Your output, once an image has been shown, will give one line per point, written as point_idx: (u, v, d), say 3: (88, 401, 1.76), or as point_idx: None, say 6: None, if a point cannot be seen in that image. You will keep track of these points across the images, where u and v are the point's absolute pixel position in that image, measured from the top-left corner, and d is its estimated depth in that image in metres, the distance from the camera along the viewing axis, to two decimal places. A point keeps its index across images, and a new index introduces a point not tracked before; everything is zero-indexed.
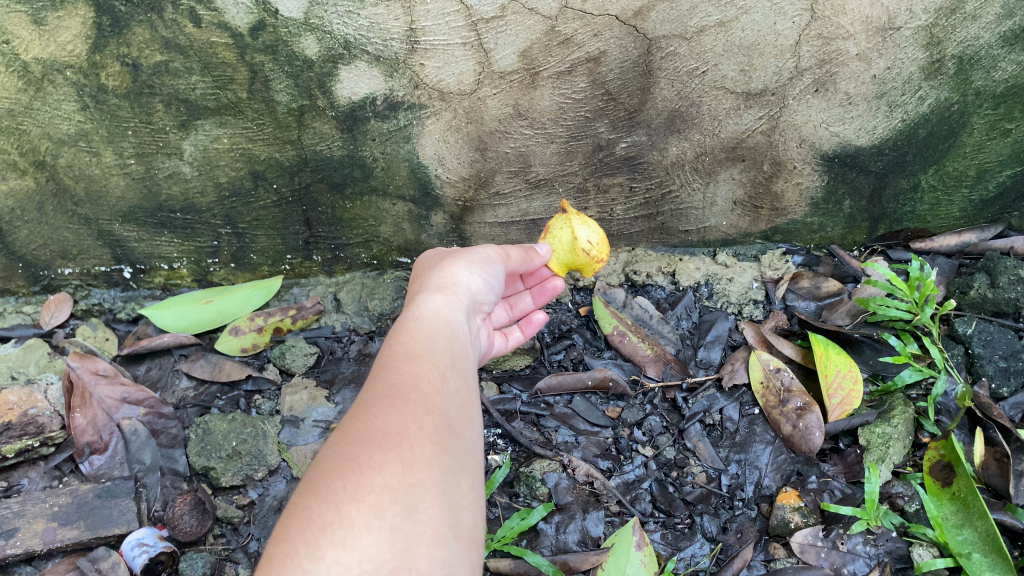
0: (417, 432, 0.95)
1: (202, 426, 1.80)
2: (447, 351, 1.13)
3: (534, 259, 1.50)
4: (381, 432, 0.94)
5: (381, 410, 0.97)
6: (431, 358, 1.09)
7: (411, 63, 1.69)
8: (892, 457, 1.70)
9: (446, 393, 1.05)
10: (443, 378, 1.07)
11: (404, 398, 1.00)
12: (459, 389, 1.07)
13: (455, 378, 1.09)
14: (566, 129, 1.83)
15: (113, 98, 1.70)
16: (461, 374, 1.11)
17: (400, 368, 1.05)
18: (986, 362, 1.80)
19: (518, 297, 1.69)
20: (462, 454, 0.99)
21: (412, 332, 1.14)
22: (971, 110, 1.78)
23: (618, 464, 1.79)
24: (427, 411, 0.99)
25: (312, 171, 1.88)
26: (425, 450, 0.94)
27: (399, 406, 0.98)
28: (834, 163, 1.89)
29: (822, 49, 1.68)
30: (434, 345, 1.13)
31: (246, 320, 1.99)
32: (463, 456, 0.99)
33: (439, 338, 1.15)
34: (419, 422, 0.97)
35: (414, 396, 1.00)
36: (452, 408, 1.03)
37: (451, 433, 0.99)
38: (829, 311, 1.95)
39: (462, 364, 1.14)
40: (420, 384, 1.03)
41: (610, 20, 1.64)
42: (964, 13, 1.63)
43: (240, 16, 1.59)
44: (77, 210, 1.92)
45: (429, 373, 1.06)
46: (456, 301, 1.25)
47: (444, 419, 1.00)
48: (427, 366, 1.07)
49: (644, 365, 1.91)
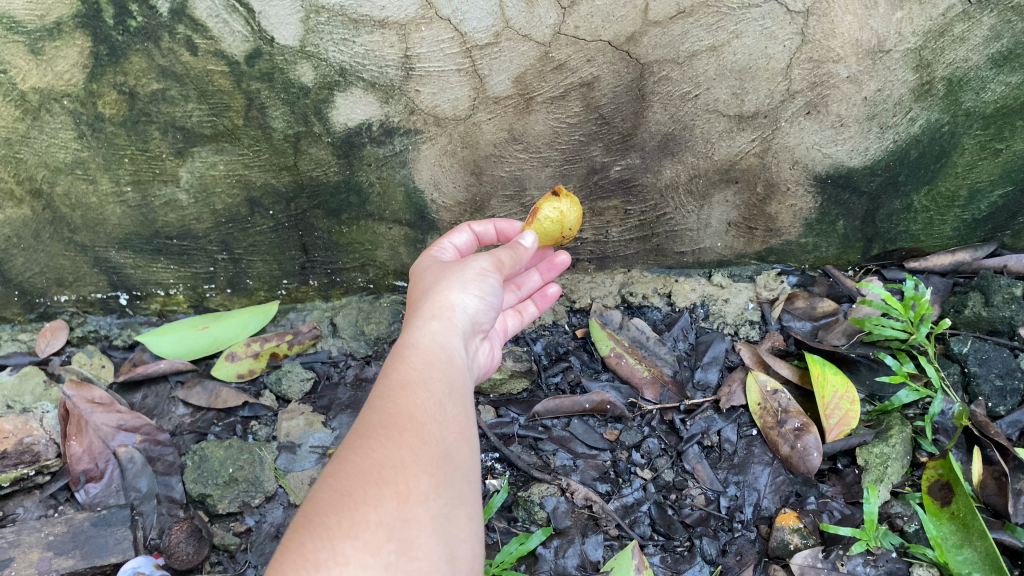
0: (413, 464, 0.96)
1: (200, 452, 1.81)
2: (444, 377, 1.12)
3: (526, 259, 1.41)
4: (377, 465, 0.95)
5: (376, 442, 0.98)
6: (429, 385, 1.09)
7: (407, 89, 1.70)
8: (890, 476, 1.70)
9: (442, 421, 1.05)
10: (440, 405, 1.07)
11: (399, 429, 1.00)
12: (457, 416, 1.08)
13: (452, 404, 1.09)
14: (560, 153, 1.84)
15: (110, 126, 1.71)
16: (459, 400, 1.11)
17: (396, 396, 1.05)
18: (982, 380, 1.81)
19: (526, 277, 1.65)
20: (458, 484, 1.00)
21: (408, 359, 1.13)
22: (961, 131, 1.79)
23: (617, 487, 1.78)
24: (423, 442, 1.00)
25: (309, 197, 1.89)
26: (421, 483, 0.95)
27: (394, 438, 0.99)
28: (827, 184, 1.90)
29: (813, 72, 1.70)
30: (430, 371, 1.12)
31: (242, 346, 2.00)
32: (460, 485, 1.00)
33: (435, 364, 1.14)
34: (415, 453, 0.98)
35: (410, 426, 1.01)
36: (450, 436, 1.04)
37: (448, 462, 1.00)
38: (825, 331, 1.96)
39: (460, 389, 1.14)
40: (416, 413, 1.03)
41: (602, 45, 1.66)
42: (952, 36, 1.65)
43: (236, 44, 1.60)
44: (74, 237, 1.92)
45: (426, 400, 1.06)
46: (450, 332, 1.21)
47: (441, 449, 1.01)
48: (423, 394, 1.07)
49: (642, 387, 1.91)
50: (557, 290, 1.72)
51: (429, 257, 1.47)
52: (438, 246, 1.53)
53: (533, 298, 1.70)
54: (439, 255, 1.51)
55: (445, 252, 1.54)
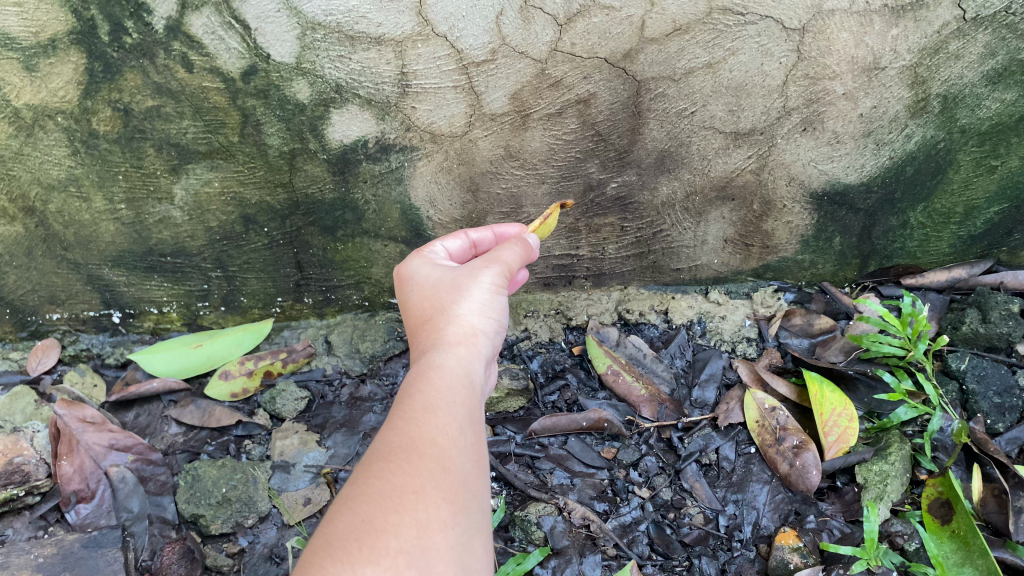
0: (433, 492, 0.96)
1: (192, 472, 1.76)
2: (466, 402, 1.12)
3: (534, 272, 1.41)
4: (398, 491, 0.94)
5: (397, 466, 0.97)
6: (451, 409, 1.08)
7: (403, 106, 1.70)
8: (891, 494, 1.68)
9: (463, 446, 1.05)
10: (461, 430, 1.06)
11: (421, 454, 1.00)
12: (476, 442, 1.07)
13: (472, 430, 1.08)
14: (557, 169, 1.84)
15: (104, 143, 1.70)
16: (477, 425, 1.11)
17: (418, 420, 1.04)
18: (980, 398, 1.80)
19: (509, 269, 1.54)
20: (475, 512, 1.00)
21: (430, 382, 1.11)
22: (957, 148, 1.80)
23: (614, 506, 1.76)
24: (445, 468, 1.00)
25: (303, 214, 1.88)
26: (441, 511, 0.95)
27: (416, 463, 0.98)
28: (823, 201, 1.90)
29: (809, 89, 1.71)
30: (453, 394, 1.11)
31: (236, 364, 1.98)
32: (477, 514, 1.00)
33: (458, 387, 1.12)
34: (437, 480, 0.98)
35: (432, 452, 1.00)
36: (469, 463, 1.03)
37: (468, 490, 1.00)
38: (823, 348, 1.96)
39: (478, 414, 1.13)
40: (439, 438, 1.03)
41: (599, 62, 1.66)
42: (947, 53, 1.65)
43: (232, 61, 1.59)
44: (66, 255, 1.91)
45: (447, 425, 1.06)
46: (474, 358, 1.19)
47: (461, 476, 1.01)
48: (444, 419, 1.06)
49: (639, 405, 1.90)
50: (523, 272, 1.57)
51: (427, 262, 1.41)
52: (433, 249, 1.47)
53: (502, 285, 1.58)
54: (434, 258, 1.45)
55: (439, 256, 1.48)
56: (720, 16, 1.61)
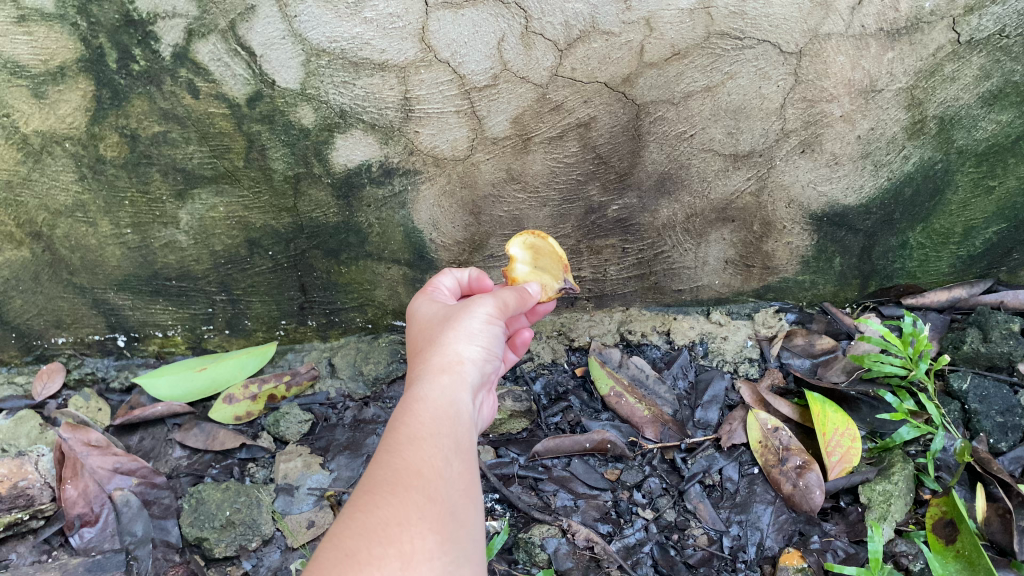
0: (418, 523, 0.97)
1: (196, 495, 1.77)
2: (453, 433, 1.13)
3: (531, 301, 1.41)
4: (381, 525, 0.96)
5: (381, 501, 0.99)
6: (436, 441, 1.10)
7: (406, 131, 1.72)
8: (894, 514, 1.69)
9: (449, 476, 1.06)
10: (447, 461, 1.08)
11: (406, 487, 1.01)
12: (464, 471, 1.08)
13: (459, 459, 1.09)
14: (558, 192, 1.86)
15: (110, 168, 1.72)
16: (466, 455, 1.11)
17: (403, 453, 1.06)
18: (983, 417, 1.81)
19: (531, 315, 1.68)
20: (464, 541, 1.00)
21: (416, 414, 1.13)
22: (954, 168, 1.82)
23: (619, 527, 1.76)
24: (430, 499, 1.01)
25: (308, 238, 1.89)
26: (427, 541, 0.95)
27: (399, 496, 0.99)
28: (822, 222, 1.92)
29: (807, 112, 1.73)
30: (438, 425, 1.12)
31: (240, 388, 1.99)
32: (466, 543, 1.00)
33: (444, 418, 1.14)
34: (421, 511, 0.99)
35: (416, 484, 1.02)
36: (455, 494, 1.04)
37: (454, 520, 1.01)
38: (825, 368, 1.96)
39: (467, 445, 1.14)
40: (423, 469, 1.04)
41: (599, 87, 1.69)
42: (942, 75, 1.68)
43: (238, 87, 1.62)
44: (73, 279, 1.92)
45: (433, 456, 1.07)
46: (460, 387, 1.20)
47: (446, 507, 1.02)
48: (429, 450, 1.07)
49: (642, 426, 1.90)
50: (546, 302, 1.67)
51: (432, 301, 1.45)
52: (434, 287, 1.52)
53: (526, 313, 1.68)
54: (436, 296, 1.50)
55: (441, 292, 1.52)
56: (719, 40, 1.63)
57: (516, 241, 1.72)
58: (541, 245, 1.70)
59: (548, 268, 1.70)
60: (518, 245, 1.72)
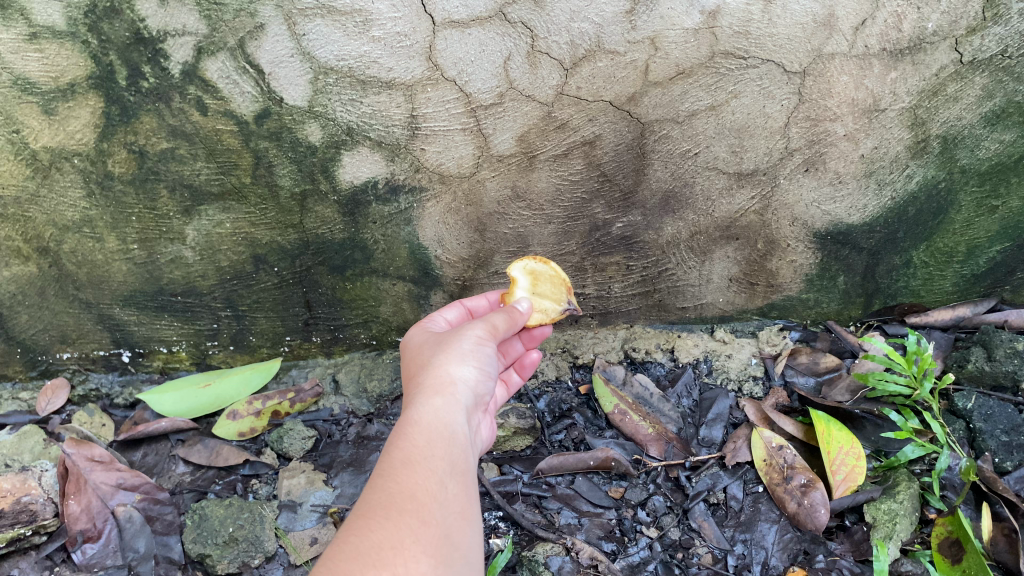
0: (412, 547, 0.97)
1: (200, 511, 1.77)
2: (446, 456, 1.13)
3: (522, 321, 1.41)
4: (376, 547, 0.96)
5: (375, 523, 0.99)
6: (431, 464, 1.10)
7: (412, 148, 1.74)
8: (899, 533, 1.67)
9: (443, 500, 1.06)
10: (441, 484, 1.08)
11: (401, 510, 1.02)
12: (458, 495, 1.09)
13: (454, 482, 1.10)
14: (563, 210, 1.87)
15: (119, 184, 1.73)
16: (460, 479, 1.12)
17: (398, 476, 1.07)
18: (988, 436, 1.80)
19: (511, 346, 1.63)
20: (458, 566, 1.00)
21: (409, 437, 1.13)
22: (958, 187, 1.82)
23: (622, 546, 1.75)
24: (424, 523, 1.01)
25: (313, 254, 1.90)
26: (422, 565, 0.96)
27: (394, 520, 1.00)
28: (826, 240, 1.92)
29: (811, 131, 1.74)
30: (433, 448, 1.13)
31: (244, 404, 1.99)
32: (460, 567, 1.01)
33: (438, 440, 1.14)
34: (415, 534, 0.99)
35: (411, 507, 1.02)
36: (450, 516, 1.05)
37: (448, 543, 1.01)
38: (829, 387, 1.96)
39: (461, 468, 1.14)
40: (418, 492, 1.05)
41: (604, 105, 1.70)
42: (946, 95, 1.69)
43: (246, 104, 1.63)
44: (79, 294, 1.93)
45: (428, 479, 1.07)
46: (453, 407, 1.21)
47: (440, 530, 1.02)
48: (424, 472, 1.08)
49: (646, 444, 1.89)
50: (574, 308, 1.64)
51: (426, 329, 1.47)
52: (431, 320, 1.56)
53: (520, 337, 1.63)
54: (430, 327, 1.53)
55: (436, 325, 1.55)
56: (723, 60, 1.65)
57: (518, 264, 1.68)
58: (542, 270, 1.68)
59: (547, 294, 1.65)
60: (519, 268, 1.67)
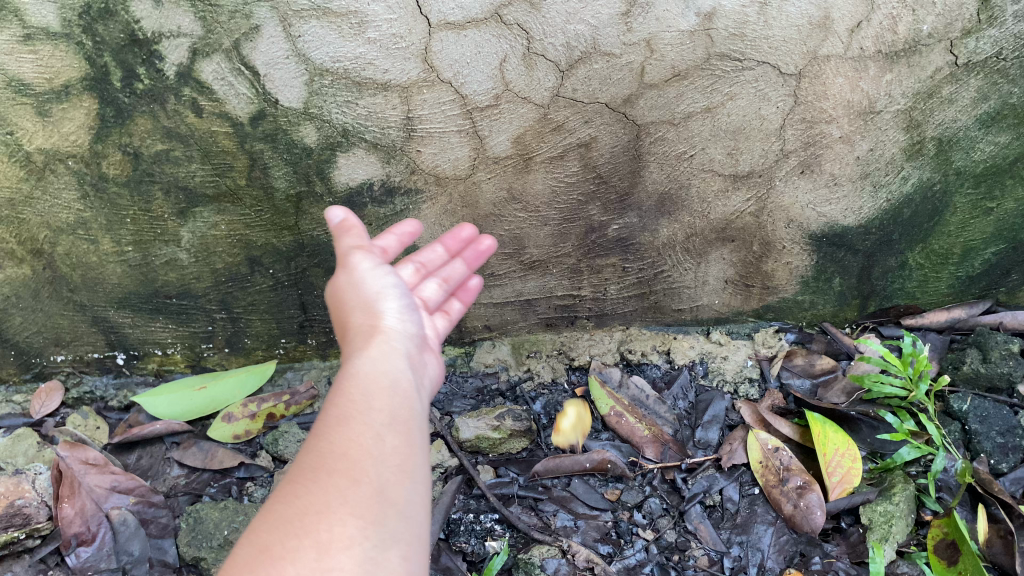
0: (339, 510, 0.91)
1: (194, 514, 1.75)
2: (388, 405, 1.05)
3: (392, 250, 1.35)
4: (298, 515, 0.91)
5: (302, 489, 0.94)
6: (367, 417, 1.02)
7: (408, 150, 1.73)
8: (896, 535, 1.67)
9: (381, 455, 0.99)
10: (378, 437, 1.01)
11: (329, 471, 0.95)
12: (398, 447, 1.01)
13: (394, 433, 1.02)
14: (559, 212, 1.87)
15: (113, 186, 1.73)
16: (405, 428, 1.04)
17: (330, 435, 1.00)
18: (983, 438, 1.80)
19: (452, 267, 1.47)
20: (393, 522, 0.93)
21: (346, 390, 1.06)
22: (953, 190, 1.83)
23: (619, 548, 1.75)
24: (354, 481, 0.94)
25: (309, 256, 1.89)
26: (348, 528, 0.90)
27: (320, 482, 0.94)
28: (822, 243, 1.93)
29: (806, 133, 1.74)
30: (371, 399, 1.05)
31: (239, 406, 1.98)
32: (397, 522, 0.93)
33: (376, 389, 1.07)
34: (345, 495, 0.93)
35: (341, 467, 0.96)
36: (389, 470, 0.98)
37: (382, 500, 0.94)
38: (825, 389, 1.96)
39: (408, 416, 1.07)
40: (350, 450, 0.98)
41: (600, 107, 1.70)
42: (941, 97, 1.69)
43: (241, 106, 1.63)
44: (73, 296, 1.92)
45: (362, 434, 1.00)
46: (383, 356, 1.13)
47: (374, 487, 0.95)
48: (357, 427, 1.01)
49: (642, 446, 1.90)
50: (491, 243, 1.56)
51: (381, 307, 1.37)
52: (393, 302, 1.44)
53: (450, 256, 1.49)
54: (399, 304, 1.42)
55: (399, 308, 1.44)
56: (719, 62, 1.65)
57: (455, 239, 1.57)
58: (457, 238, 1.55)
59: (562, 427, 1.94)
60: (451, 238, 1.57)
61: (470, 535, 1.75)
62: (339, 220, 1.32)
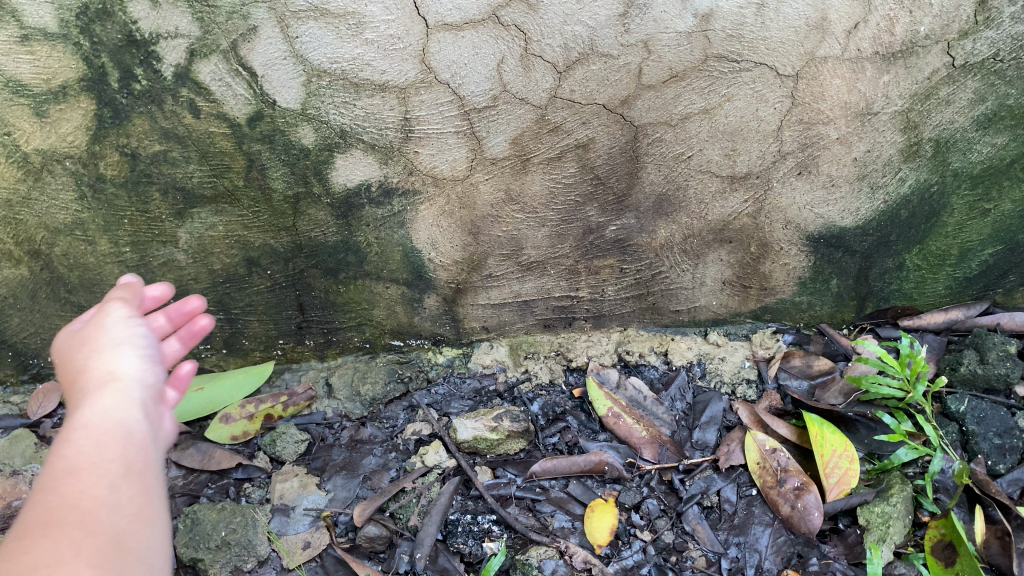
0: (74, 559, 0.91)
1: (191, 515, 1.73)
2: (119, 455, 1.08)
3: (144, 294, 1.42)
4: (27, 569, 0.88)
5: (33, 542, 0.92)
6: (98, 470, 1.04)
7: (406, 151, 1.74)
8: (893, 536, 1.68)
9: (112, 505, 1.01)
10: (111, 489, 1.03)
11: (62, 522, 0.95)
12: (131, 496, 1.04)
13: (127, 484, 1.06)
14: (556, 213, 1.87)
15: (111, 187, 1.73)
16: (137, 480, 1.07)
17: (60, 487, 1.00)
18: (981, 439, 1.81)
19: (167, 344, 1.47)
20: (127, 569, 0.96)
21: (74, 442, 1.07)
22: (950, 191, 1.83)
23: (616, 549, 1.75)
24: (90, 533, 0.96)
25: (306, 257, 1.89)
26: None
27: (54, 534, 0.93)
28: (819, 244, 1.93)
29: (804, 134, 1.74)
30: (101, 450, 1.07)
31: (237, 407, 1.98)
32: (134, 569, 0.97)
33: (108, 440, 1.08)
34: (80, 545, 0.93)
35: (75, 518, 0.96)
36: (123, 518, 1.01)
37: (119, 550, 0.97)
38: (822, 390, 1.95)
39: (139, 466, 1.10)
40: (83, 502, 0.99)
41: (597, 108, 1.71)
42: (938, 98, 1.70)
43: (239, 107, 1.63)
44: (70, 297, 1.91)
45: (95, 487, 1.02)
46: (120, 403, 1.14)
47: (111, 538, 0.97)
48: (91, 479, 1.03)
49: (640, 447, 1.89)
50: (209, 321, 1.53)
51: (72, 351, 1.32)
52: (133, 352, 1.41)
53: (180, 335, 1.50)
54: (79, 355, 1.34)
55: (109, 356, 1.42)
56: (716, 63, 1.65)
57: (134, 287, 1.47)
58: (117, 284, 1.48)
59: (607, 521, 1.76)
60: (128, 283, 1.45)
61: (467, 536, 1.76)
62: (129, 282, 1.45)
